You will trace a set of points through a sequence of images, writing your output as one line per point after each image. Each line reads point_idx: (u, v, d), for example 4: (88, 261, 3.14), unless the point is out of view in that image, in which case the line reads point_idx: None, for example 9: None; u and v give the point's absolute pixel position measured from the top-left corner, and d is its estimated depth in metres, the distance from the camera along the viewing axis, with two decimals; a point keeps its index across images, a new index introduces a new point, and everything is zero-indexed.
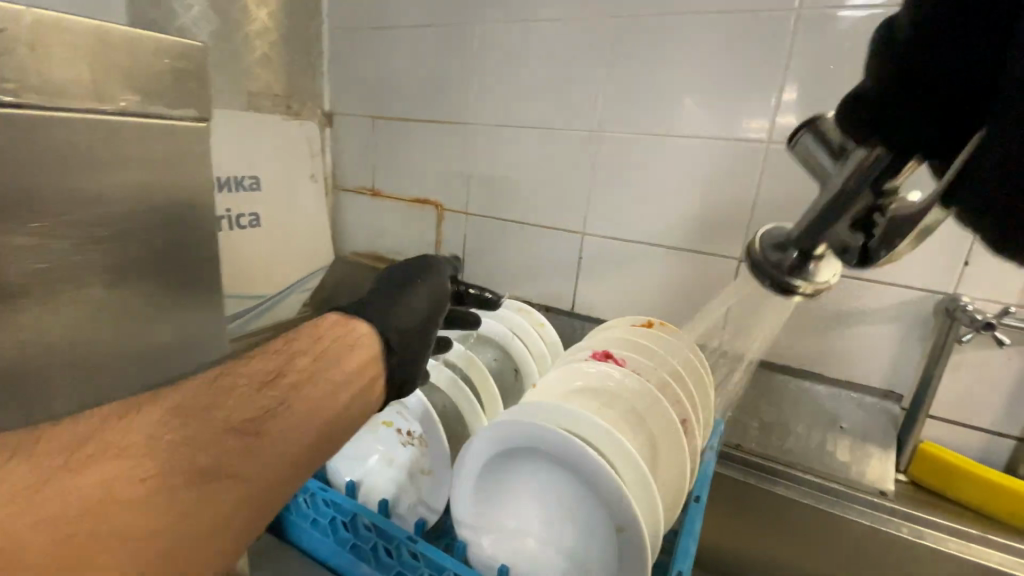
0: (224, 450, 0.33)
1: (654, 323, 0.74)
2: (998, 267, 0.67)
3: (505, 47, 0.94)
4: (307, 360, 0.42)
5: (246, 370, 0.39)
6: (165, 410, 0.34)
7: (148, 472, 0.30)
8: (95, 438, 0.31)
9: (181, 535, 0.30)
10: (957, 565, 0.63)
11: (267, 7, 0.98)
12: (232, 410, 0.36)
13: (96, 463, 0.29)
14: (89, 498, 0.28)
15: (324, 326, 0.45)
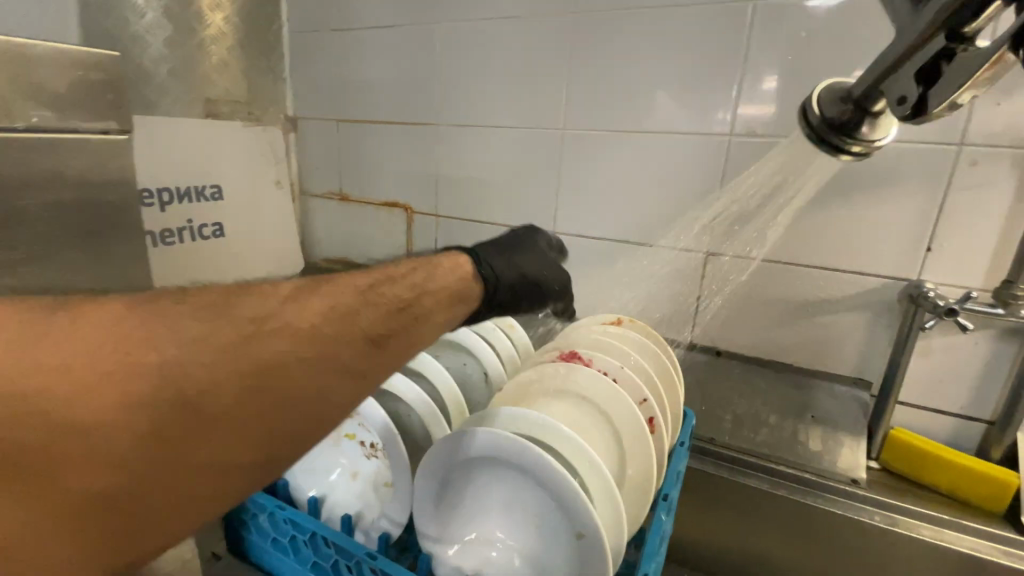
0: (361, 355, 0.35)
1: (622, 321, 0.73)
2: (960, 253, 0.67)
3: (467, 46, 0.92)
4: (434, 298, 0.41)
5: (391, 288, 0.39)
6: (328, 304, 0.35)
7: (304, 357, 0.32)
8: (274, 313, 0.33)
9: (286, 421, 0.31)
10: (928, 550, 0.63)
11: (223, 11, 0.97)
12: (374, 321, 0.36)
13: (270, 339, 0.31)
14: (254, 368, 0.30)
15: (449, 273, 0.45)
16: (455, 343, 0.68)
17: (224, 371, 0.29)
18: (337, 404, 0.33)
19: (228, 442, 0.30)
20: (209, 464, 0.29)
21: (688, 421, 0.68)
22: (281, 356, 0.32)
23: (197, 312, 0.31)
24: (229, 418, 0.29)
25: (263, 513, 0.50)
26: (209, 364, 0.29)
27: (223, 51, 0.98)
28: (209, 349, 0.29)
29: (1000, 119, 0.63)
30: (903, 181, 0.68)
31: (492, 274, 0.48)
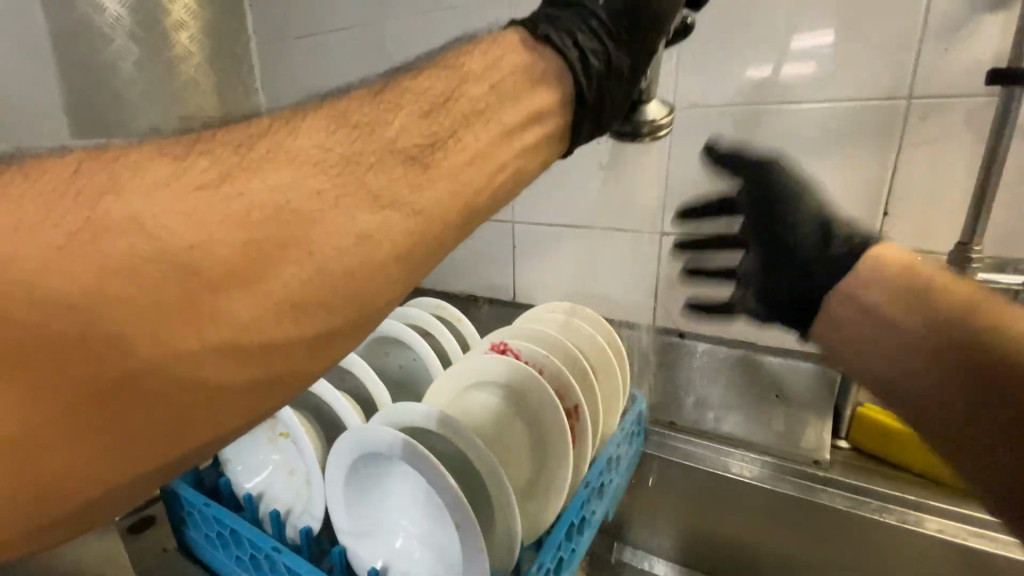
0: (389, 181, 0.28)
1: (570, 309, 0.73)
2: (918, 212, 0.63)
3: (417, 42, 0.93)
4: (481, 84, 0.33)
5: (424, 81, 0.31)
6: (331, 118, 0.29)
7: (319, 190, 0.26)
8: (271, 141, 0.27)
9: (317, 290, 0.26)
10: (893, 535, 0.59)
11: (187, 30, 0.98)
12: (404, 127, 0.29)
13: (265, 169, 0.26)
14: (252, 207, 0.24)
15: (501, 61, 0.34)
16: (397, 339, 0.69)
17: (215, 217, 0.24)
18: (374, 255, 0.27)
19: (250, 314, 0.24)
20: (234, 344, 0.24)
21: (637, 406, 0.68)
22: (286, 197, 0.25)
23: (168, 149, 0.25)
24: (237, 281, 0.24)
25: (195, 510, 0.53)
26: (196, 209, 0.23)
27: (192, 69, 1.00)
28: (186, 190, 0.24)
29: (946, 65, 0.58)
30: (860, 145, 0.63)
31: (592, 46, 0.37)
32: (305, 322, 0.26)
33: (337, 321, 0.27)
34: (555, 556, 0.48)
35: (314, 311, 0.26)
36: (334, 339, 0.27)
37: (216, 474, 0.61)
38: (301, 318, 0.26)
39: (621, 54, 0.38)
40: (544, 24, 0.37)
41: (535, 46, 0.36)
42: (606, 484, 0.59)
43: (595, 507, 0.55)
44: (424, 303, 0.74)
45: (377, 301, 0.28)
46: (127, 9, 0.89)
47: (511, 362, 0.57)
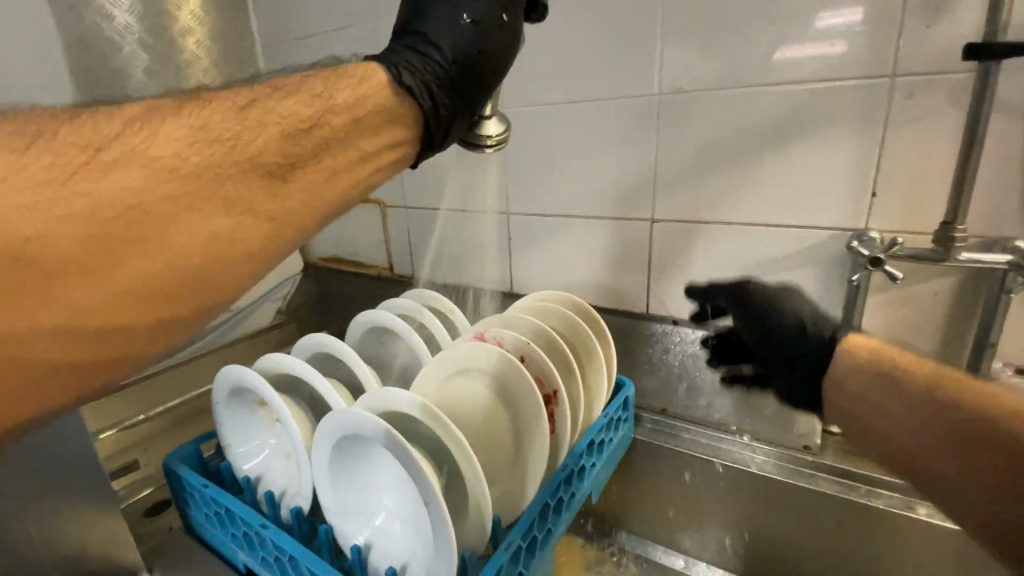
0: (247, 191, 0.32)
1: (563, 299, 0.74)
2: (906, 196, 0.62)
3: None
4: (344, 115, 0.36)
5: (281, 103, 0.34)
6: (189, 126, 0.31)
7: (172, 195, 0.29)
8: (118, 134, 0.29)
9: (160, 281, 0.29)
10: (879, 520, 0.60)
11: (194, 36, 1.00)
12: (265, 145, 0.32)
13: (115, 172, 0.28)
14: (101, 204, 0.27)
15: (363, 84, 0.38)
16: (388, 328, 0.70)
17: (58, 212, 0.26)
18: (225, 252, 0.31)
19: (87, 297, 0.27)
20: (63, 323, 0.26)
21: (624, 393, 0.69)
22: (139, 199, 0.28)
23: (10, 139, 0.27)
24: (79, 270, 0.26)
25: (195, 491, 0.57)
26: (40, 201, 0.26)
27: (200, 74, 1.02)
28: (25, 189, 0.25)
29: (948, 56, 0.56)
30: (845, 123, 0.63)
31: (446, 96, 0.41)
32: (141, 312, 0.29)
33: (183, 308, 0.31)
34: (534, 534, 0.50)
35: (158, 299, 0.29)
36: (169, 328, 0.31)
37: (218, 461, 0.64)
38: (143, 308, 0.29)
39: (471, 94, 0.43)
40: (402, 73, 0.39)
41: (399, 93, 0.39)
42: (590, 467, 0.61)
43: (575, 489, 0.57)
44: (419, 294, 0.75)
45: (223, 291, 0.32)
46: (136, 17, 0.92)
47: (494, 352, 0.58)
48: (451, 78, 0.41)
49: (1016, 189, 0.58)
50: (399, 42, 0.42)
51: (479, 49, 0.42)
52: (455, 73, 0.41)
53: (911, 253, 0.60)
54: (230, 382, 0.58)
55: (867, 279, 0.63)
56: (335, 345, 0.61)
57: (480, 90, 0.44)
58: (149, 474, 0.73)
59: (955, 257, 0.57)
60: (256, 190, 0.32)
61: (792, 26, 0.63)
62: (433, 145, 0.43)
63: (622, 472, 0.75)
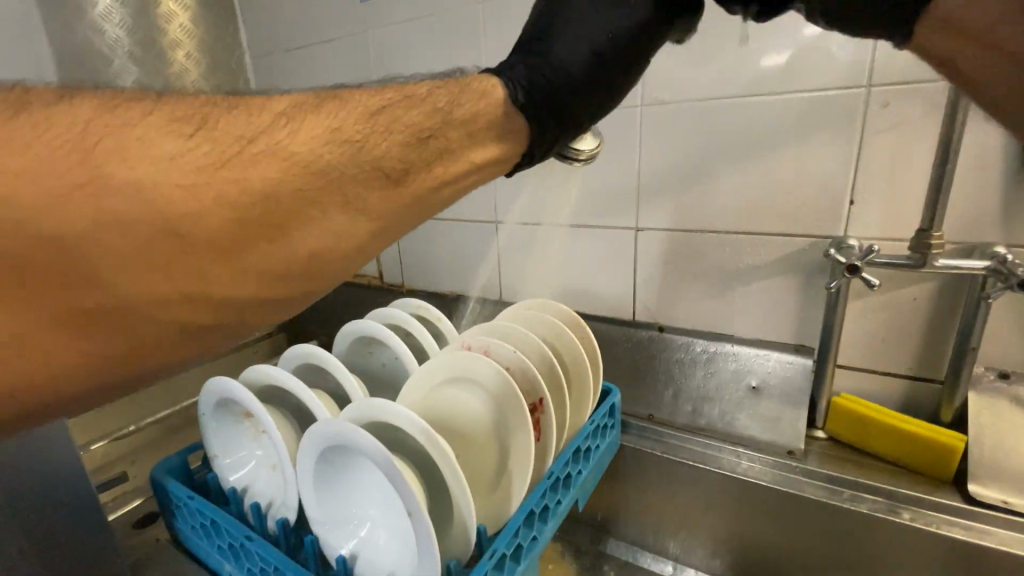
0: (363, 191, 0.32)
1: (550, 305, 0.74)
2: (884, 203, 0.63)
3: (403, 55, 0.93)
4: (461, 130, 0.36)
5: (407, 113, 0.34)
6: (326, 125, 0.31)
7: (303, 189, 0.29)
8: (272, 126, 0.29)
9: (283, 265, 0.30)
10: (865, 524, 0.60)
11: (184, 48, 1.01)
12: (388, 150, 0.32)
13: (260, 163, 0.28)
14: (245, 192, 0.27)
15: (480, 100, 0.38)
16: (375, 338, 0.70)
17: (211, 195, 0.26)
18: (337, 246, 0.32)
19: (221, 275, 0.28)
20: (203, 297, 0.28)
21: (610, 399, 0.69)
22: (281, 187, 0.28)
23: (174, 124, 0.27)
24: (221, 250, 0.27)
25: (181, 503, 0.57)
26: (199, 185, 0.26)
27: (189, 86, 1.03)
28: (191, 168, 0.26)
29: (922, 64, 0.57)
30: (822, 133, 0.64)
31: (552, 125, 0.42)
32: (260, 287, 0.30)
33: (294, 288, 0.32)
34: (517, 543, 0.51)
35: (277, 280, 0.30)
36: (278, 303, 0.32)
37: (205, 472, 0.64)
38: (264, 287, 0.30)
39: (575, 122, 0.44)
40: (516, 92, 0.39)
41: (510, 111, 0.39)
42: (576, 475, 0.61)
43: (561, 497, 0.57)
44: (405, 303, 0.76)
45: (327, 277, 0.33)
46: (126, 31, 0.92)
47: (482, 361, 0.59)
48: (560, 108, 0.42)
49: (990, 198, 0.59)
50: (521, 54, 0.43)
51: (592, 81, 0.43)
52: (568, 94, 0.42)
53: (887, 260, 0.61)
54: (217, 393, 0.58)
55: (846, 284, 0.64)
56: (321, 354, 0.61)
57: (584, 117, 0.44)
58: (138, 486, 0.73)
59: (933, 263, 0.58)
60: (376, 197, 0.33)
61: (769, 37, 0.64)
62: (532, 160, 0.43)
63: (612, 478, 0.75)
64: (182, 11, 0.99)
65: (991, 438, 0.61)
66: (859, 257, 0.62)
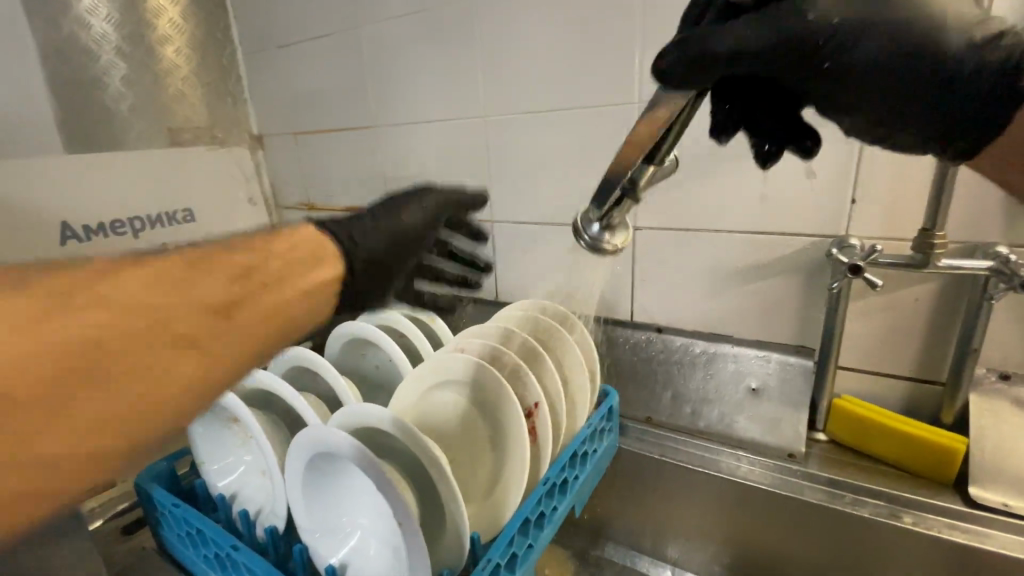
0: (195, 326, 0.30)
1: (545, 306, 0.73)
2: (885, 202, 0.62)
3: (395, 50, 0.91)
4: (284, 258, 0.38)
5: (227, 254, 0.35)
6: (146, 272, 0.30)
7: (116, 335, 0.27)
8: (81, 285, 0.28)
9: (88, 428, 0.26)
10: (863, 528, 0.59)
11: (173, 44, 0.99)
12: (218, 284, 0.32)
13: (61, 316, 0.26)
14: (32, 351, 0.24)
15: (292, 240, 0.41)
16: (368, 339, 0.69)
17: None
18: (164, 391, 0.28)
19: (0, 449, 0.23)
20: None
21: (608, 401, 0.68)
22: (81, 342, 0.26)
23: None
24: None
25: (167, 510, 0.55)
26: None
27: (180, 82, 1.01)
28: None
29: None
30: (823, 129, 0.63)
31: (363, 269, 0.43)
32: (75, 452, 0.26)
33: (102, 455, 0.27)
34: (511, 552, 0.49)
35: (83, 442, 0.26)
36: (84, 476, 0.26)
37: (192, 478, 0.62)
38: (62, 457, 0.25)
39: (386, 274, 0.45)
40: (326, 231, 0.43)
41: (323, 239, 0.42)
42: (573, 480, 0.60)
43: (557, 503, 0.56)
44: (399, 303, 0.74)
45: (146, 437, 0.28)
46: (114, 24, 0.90)
47: (475, 363, 0.57)
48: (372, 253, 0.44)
49: (994, 195, 0.58)
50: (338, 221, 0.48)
51: (402, 235, 0.46)
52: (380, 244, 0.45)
53: (890, 259, 0.60)
54: None
55: (848, 285, 0.63)
56: (311, 356, 0.60)
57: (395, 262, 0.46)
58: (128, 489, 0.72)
59: (936, 263, 0.57)
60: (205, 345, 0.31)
61: None
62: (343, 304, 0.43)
63: (608, 482, 0.74)
64: (172, 6, 0.97)
65: (991, 440, 0.60)
66: (861, 256, 0.61)
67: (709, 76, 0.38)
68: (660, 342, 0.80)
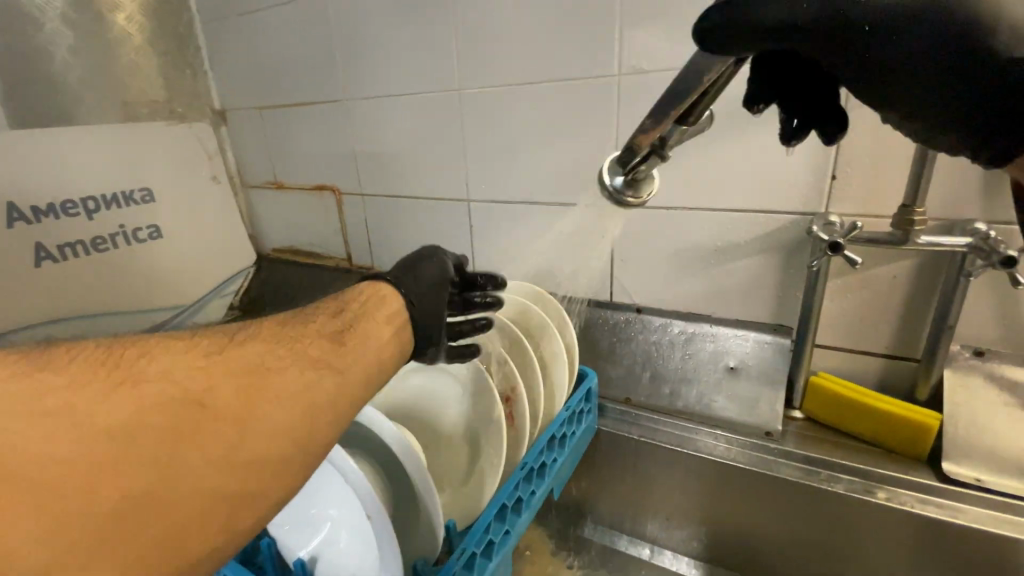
0: (312, 369, 0.33)
1: (525, 287, 0.71)
2: (866, 178, 0.61)
3: (363, 19, 0.86)
4: (370, 311, 0.42)
5: (319, 317, 0.39)
6: (269, 332, 0.34)
7: (265, 367, 0.31)
8: (229, 338, 0.32)
9: (245, 453, 0.27)
10: (838, 504, 0.60)
11: (124, 11, 0.93)
12: (319, 337, 0.36)
13: (229, 354, 0.30)
14: (206, 381, 0.27)
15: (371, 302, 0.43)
16: None
17: (169, 385, 0.26)
18: (297, 422, 0.30)
19: (180, 465, 0.25)
20: (151, 495, 0.23)
21: (587, 384, 0.66)
22: (238, 376, 0.29)
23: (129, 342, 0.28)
24: (179, 441, 0.25)
25: None
26: (158, 377, 0.26)
27: (134, 52, 0.96)
28: (153, 369, 0.26)
29: None
30: None
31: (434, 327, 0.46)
32: (233, 478, 0.27)
33: (255, 480, 0.28)
34: (488, 539, 0.48)
35: (240, 464, 0.27)
36: (240, 504, 0.27)
37: None
38: (224, 482, 0.26)
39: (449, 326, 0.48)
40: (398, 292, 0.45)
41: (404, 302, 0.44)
42: (552, 463, 0.58)
43: (535, 487, 0.55)
44: None
45: (285, 469, 0.29)
46: None
47: None
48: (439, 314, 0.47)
49: (973, 171, 0.57)
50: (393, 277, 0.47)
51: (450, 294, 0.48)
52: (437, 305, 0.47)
53: (868, 235, 0.59)
54: None
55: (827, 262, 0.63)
56: None
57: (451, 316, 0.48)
58: None
59: (915, 240, 0.57)
60: (263, 428, 0.28)
61: None
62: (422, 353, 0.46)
63: (586, 463, 0.73)
64: None
65: (964, 417, 0.60)
66: (841, 233, 0.60)
67: (752, 49, 0.34)
68: (638, 322, 0.79)
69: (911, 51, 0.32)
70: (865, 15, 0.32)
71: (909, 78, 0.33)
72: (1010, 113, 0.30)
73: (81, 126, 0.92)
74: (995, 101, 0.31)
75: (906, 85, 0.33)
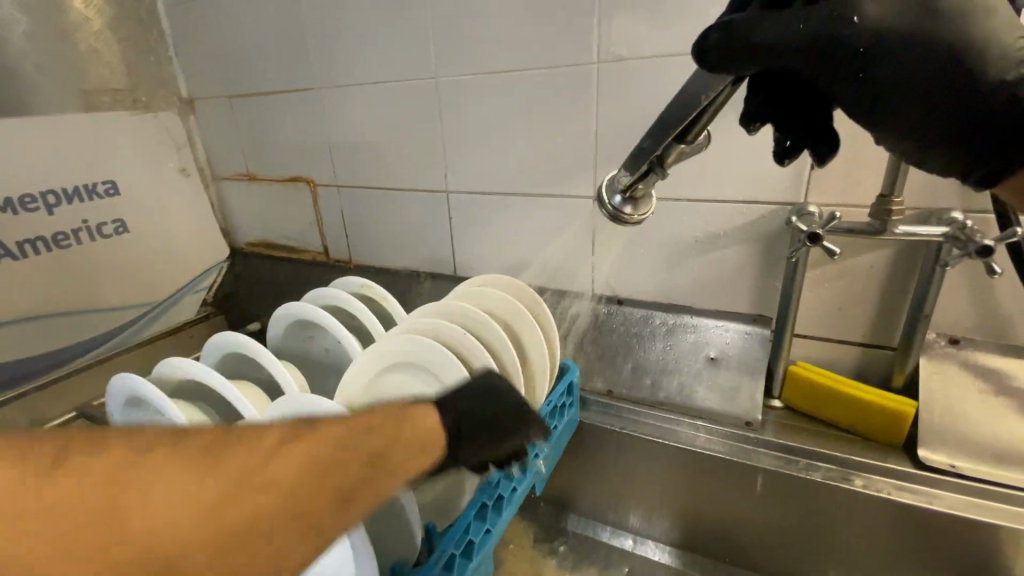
0: (308, 529, 0.30)
1: (504, 280, 0.70)
2: (843, 168, 0.61)
3: (333, 4, 0.83)
4: (416, 449, 0.36)
5: (367, 434, 0.34)
6: (305, 451, 0.31)
7: (258, 523, 0.28)
8: (253, 466, 0.28)
9: None
10: (817, 492, 0.60)
11: None
12: (346, 478, 0.32)
13: (235, 503, 0.27)
14: (186, 546, 0.25)
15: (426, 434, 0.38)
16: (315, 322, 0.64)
17: (143, 554, 0.24)
18: None
19: None
20: None
21: (568, 378, 0.66)
22: (225, 538, 0.27)
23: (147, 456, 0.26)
24: None
25: None
26: (136, 539, 0.24)
27: (92, 38, 0.94)
28: (142, 524, 0.24)
29: None
30: None
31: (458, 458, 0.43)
32: None
33: None
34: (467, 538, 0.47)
35: None
36: None
37: None
38: None
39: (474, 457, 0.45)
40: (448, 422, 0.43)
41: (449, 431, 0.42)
42: (533, 458, 0.57)
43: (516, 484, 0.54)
44: (349, 282, 0.70)
45: None
46: None
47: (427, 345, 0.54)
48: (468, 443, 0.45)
49: None
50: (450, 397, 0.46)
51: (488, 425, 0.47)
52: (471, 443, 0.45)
53: (846, 225, 0.59)
54: (123, 392, 0.52)
55: (806, 253, 0.63)
56: (245, 342, 0.55)
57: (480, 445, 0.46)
58: None
59: (893, 229, 0.57)
60: None
61: None
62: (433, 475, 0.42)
63: (568, 456, 0.73)
64: None
65: (939, 404, 0.61)
66: (819, 224, 0.60)
67: (748, 66, 0.36)
68: (620, 313, 0.78)
69: (904, 66, 0.33)
70: (855, 34, 0.33)
71: (909, 95, 0.34)
72: (1000, 128, 0.33)
73: (37, 116, 0.87)
74: (984, 120, 0.33)
75: (899, 107, 0.35)
